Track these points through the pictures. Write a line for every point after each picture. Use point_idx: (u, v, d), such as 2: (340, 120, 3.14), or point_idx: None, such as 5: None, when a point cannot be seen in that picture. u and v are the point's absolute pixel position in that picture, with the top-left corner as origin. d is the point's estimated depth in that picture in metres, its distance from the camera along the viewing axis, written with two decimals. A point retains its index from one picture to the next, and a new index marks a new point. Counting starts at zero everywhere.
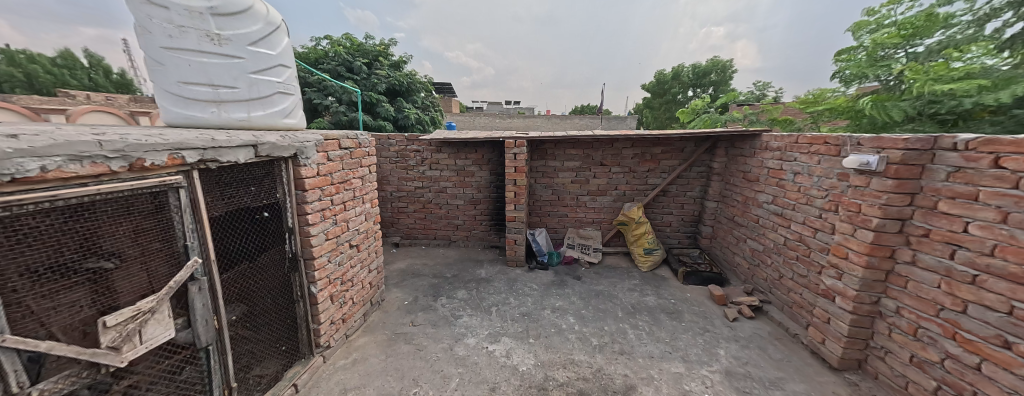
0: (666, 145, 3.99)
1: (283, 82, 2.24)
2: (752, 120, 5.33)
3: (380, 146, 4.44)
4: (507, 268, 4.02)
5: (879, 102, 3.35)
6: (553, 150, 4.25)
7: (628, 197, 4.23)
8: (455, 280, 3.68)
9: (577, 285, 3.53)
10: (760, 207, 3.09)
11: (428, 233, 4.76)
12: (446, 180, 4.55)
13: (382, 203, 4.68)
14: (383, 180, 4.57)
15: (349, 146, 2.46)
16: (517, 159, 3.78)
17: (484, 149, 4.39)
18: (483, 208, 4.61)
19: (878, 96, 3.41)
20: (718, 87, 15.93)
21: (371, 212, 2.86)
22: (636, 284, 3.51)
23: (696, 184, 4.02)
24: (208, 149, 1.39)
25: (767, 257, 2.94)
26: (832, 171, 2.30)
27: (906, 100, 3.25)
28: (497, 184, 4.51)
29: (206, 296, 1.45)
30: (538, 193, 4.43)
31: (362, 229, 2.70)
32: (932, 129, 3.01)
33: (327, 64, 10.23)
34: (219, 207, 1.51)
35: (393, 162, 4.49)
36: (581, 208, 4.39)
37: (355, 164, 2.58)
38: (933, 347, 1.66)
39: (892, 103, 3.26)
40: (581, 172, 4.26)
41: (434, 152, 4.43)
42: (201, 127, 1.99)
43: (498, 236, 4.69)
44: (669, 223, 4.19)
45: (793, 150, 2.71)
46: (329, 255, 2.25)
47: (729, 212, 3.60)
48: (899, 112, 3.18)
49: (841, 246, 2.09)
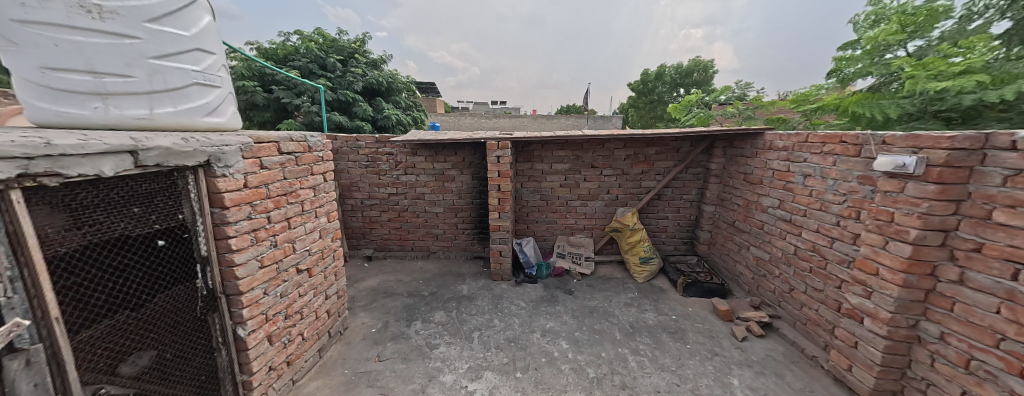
0: (660, 145, 3.72)
1: (201, 71, 1.82)
2: (747, 116, 5.13)
3: (348, 149, 3.97)
4: (491, 282, 3.65)
5: (874, 100, 3.15)
6: (539, 151, 3.91)
7: (621, 201, 3.94)
8: (433, 298, 3.28)
9: (569, 301, 3.21)
10: (764, 212, 2.84)
11: (405, 244, 4.32)
12: (423, 185, 4.13)
13: (352, 212, 4.20)
14: (352, 186, 4.10)
15: (295, 150, 2.04)
16: (501, 162, 3.41)
17: (464, 151, 4.00)
18: (465, 215, 4.22)
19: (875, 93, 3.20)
20: (701, 86, 16.04)
21: (329, 227, 2.43)
22: (632, 298, 3.21)
23: (693, 186, 3.76)
24: (38, 158, 0.94)
25: (775, 268, 2.69)
26: (851, 173, 2.06)
27: (905, 97, 3.04)
28: (479, 190, 4.13)
29: (43, 370, 1.01)
30: (524, 198, 4.08)
31: (316, 249, 2.27)
32: (936, 127, 2.83)
33: (297, 61, 9.52)
34: (67, 241, 1.07)
35: (363, 166, 4.03)
36: (571, 214, 4.07)
37: (305, 172, 2.15)
38: (992, 384, 1.40)
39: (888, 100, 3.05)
40: (570, 175, 3.94)
41: (409, 154, 4.00)
42: (77, 126, 1.50)
43: (482, 245, 4.31)
44: (665, 229, 3.92)
45: (801, 150, 2.47)
46: (267, 286, 1.81)
47: (728, 217, 3.35)
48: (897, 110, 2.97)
49: (867, 260, 1.84)
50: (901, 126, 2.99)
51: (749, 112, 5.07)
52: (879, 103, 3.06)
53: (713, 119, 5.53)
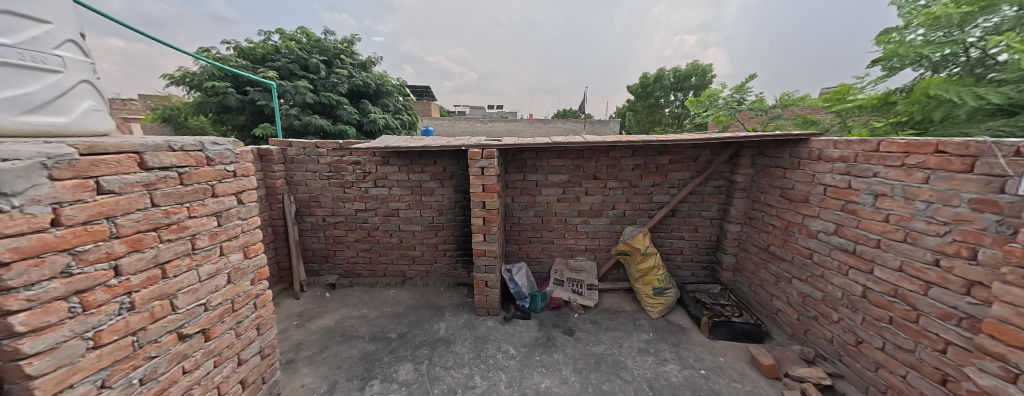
0: (675, 153, 3.15)
1: (20, 47, 1.10)
2: (774, 116, 4.53)
3: (305, 156, 3.32)
4: (474, 319, 3.03)
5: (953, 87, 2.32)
6: (533, 160, 3.32)
7: (629, 218, 3.37)
8: (401, 343, 2.65)
9: (569, 345, 2.60)
10: (812, 238, 2.27)
11: (376, 268, 3.69)
12: (397, 200, 3.52)
13: (312, 233, 3.54)
14: (311, 201, 3.45)
15: (178, 163, 1.41)
16: (486, 174, 2.81)
17: (445, 160, 3.40)
18: (446, 235, 3.61)
19: (948, 81, 2.36)
20: (699, 90, 15.53)
21: (247, 267, 1.79)
22: (647, 341, 2.61)
23: (712, 201, 3.19)
24: None
25: (831, 311, 2.11)
26: (957, 195, 1.50)
27: (1005, 84, 2.19)
28: (463, 205, 3.53)
29: None
30: (515, 215, 3.50)
31: (222, 299, 1.64)
32: None
33: (276, 60, 8.88)
34: None
35: (324, 178, 3.40)
36: (570, 233, 3.50)
37: (201, 195, 1.52)
38: None
39: (976, 87, 2.20)
40: (569, 188, 3.36)
41: (379, 164, 3.40)
42: None
43: (467, 270, 3.70)
44: (679, 251, 3.34)
45: (868, 161, 1.91)
46: (110, 373, 1.19)
47: (760, 240, 2.78)
48: (996, 97, 2.11)
49: (1005, 324, 1.30)
50: (1000, 121, 2.11)
51: (777, 109, 4.46)
52: (963, 90, 2.24)
53: (735, 117, 4.92)
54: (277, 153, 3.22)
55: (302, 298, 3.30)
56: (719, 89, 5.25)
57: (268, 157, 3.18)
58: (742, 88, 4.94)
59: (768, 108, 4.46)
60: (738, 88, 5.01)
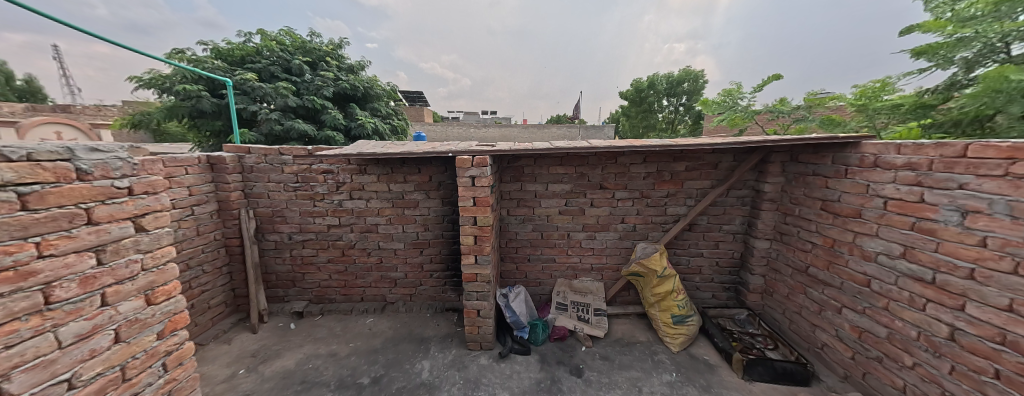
0: (692, 159, 2.77)
1: None
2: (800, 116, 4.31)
3: (267, 165, 2.86)
4: (464, 355, 2.57)
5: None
6: (531, 168, 2.91)
7: (640, 233, 2.98)
8: (375, 391, 2.18)
9: (578, 391, 2.16)
10: (870, 262, 1.89)
11: (351, 293, 3.20)
12: (376, 214, 3.06)
13: (275, 253, 3.05)
14: (275, 217, 2.97)
15: (15, 180, 0.96)
16: (477, 185, 2.39)
17: (430, 168, 2.96)
18: (432, 253, 3.17)
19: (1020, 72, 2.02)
20: (692, 95, 15.41)
21: (151, 317, 1.33)
22: (671, 384, 2.18)
23: (735, 213, 2.81)
24: None
25: (902, 353, 1.72)
26: None
27: None
28: (452, 219, 3.10)
29: None
30: (511, 230, 3.07)
31: (103, 368, 1.19)
32: None
33: (256, 62, 8.38)
34: None
35: (289, 189, 2.93)
36: (574, 250, 3.09)
37: (65, 224, 1.08)
38: None
39: None
40: (572, 199, 2.96)
41: (355, 173, 2.95)
42: None
43: (457, 292, 3.25)
44: (698, 269, 2.94)
45: (950, 169, 1.54)
46: None
47: (797, 260, 2.40)
48: None
49: None
50: None
51: (802, 111, 4.26)
52: None
53: (754, 119, 4.72)
54: (232, 161, 2.74)
55: (261, 332, 2.79)
56: (739, 89, 5.02)
57: (220, 166, 2.70)
58: (762, 87, 4.72)
59: (790, 108, 4.25)
60: (757, 87, 4.81)
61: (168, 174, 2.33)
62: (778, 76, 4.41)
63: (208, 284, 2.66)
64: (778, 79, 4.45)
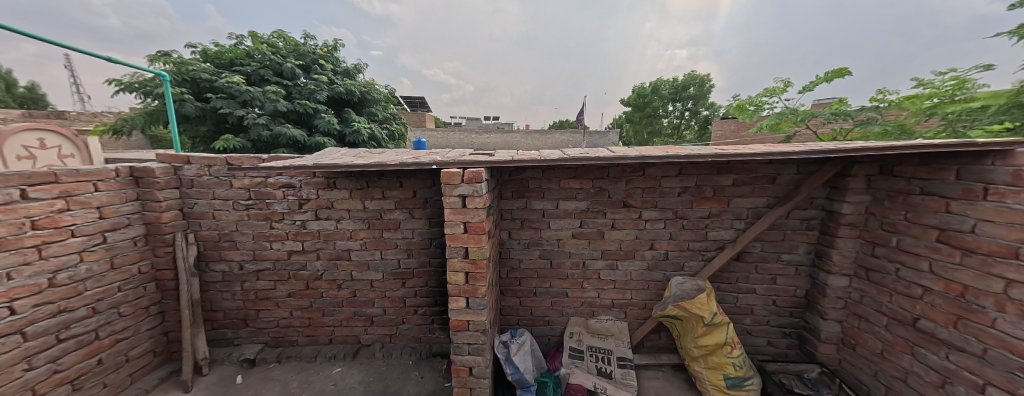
0: (742, 171, 2.18)
1: None
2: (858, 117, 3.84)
3: (211, 178, 2.30)
4: None
5: None
6: (538, 181, 2.33)
7: (674, 263, 2.38)
8: None
9: None
10: None
11: (317, 333, 2.62)
12: (346, 238, 2.49)
13: (223, 286, 2.48)
14: (220, 242, 2.40)
15: None
16: (467, 206, 1.81)
17: (412, 182, 2.39)
18: (415, 285, 2.58)
19: None
20: (697, 100, 14.87)
21: None
22: None
23: (799, 239, 2.21)
24: None
25: None
26: None
27: None
28: (440, 243, 2.52)
29: None
30: (513, 258, 2.49)
31: None
32: None
33: (245, 65, 7.91)
34: None
35: (240, 208, 2.37)
36: (591, 283, 2.49)
37: None
38: None
39: None
40: (589, 220, 2.37)
41: (320, 188, 2.39)
42: None
43: (446, 332, 2.67)
44: (750, 310, 2.36)
45: None
46: None
47: (895, 307, 1.80)
48: None
49: None
50: None
51: (866, 113, 3.74)
52: None
53: (801, 121, 4.26)
54: (164, 173, 2.17)
55: (196, 390, 2.20)
56: (781, 88, 4.53)
57: (147, 180, 2.13)
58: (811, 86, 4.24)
59: (854, 110, 3.72)
60: (807, 86, 4.28)
61: (63, 192, 1.76)
62: (840, 73, 3.88)
63: (127, 331, 2.09)
64: (837, 76, 3.93)
